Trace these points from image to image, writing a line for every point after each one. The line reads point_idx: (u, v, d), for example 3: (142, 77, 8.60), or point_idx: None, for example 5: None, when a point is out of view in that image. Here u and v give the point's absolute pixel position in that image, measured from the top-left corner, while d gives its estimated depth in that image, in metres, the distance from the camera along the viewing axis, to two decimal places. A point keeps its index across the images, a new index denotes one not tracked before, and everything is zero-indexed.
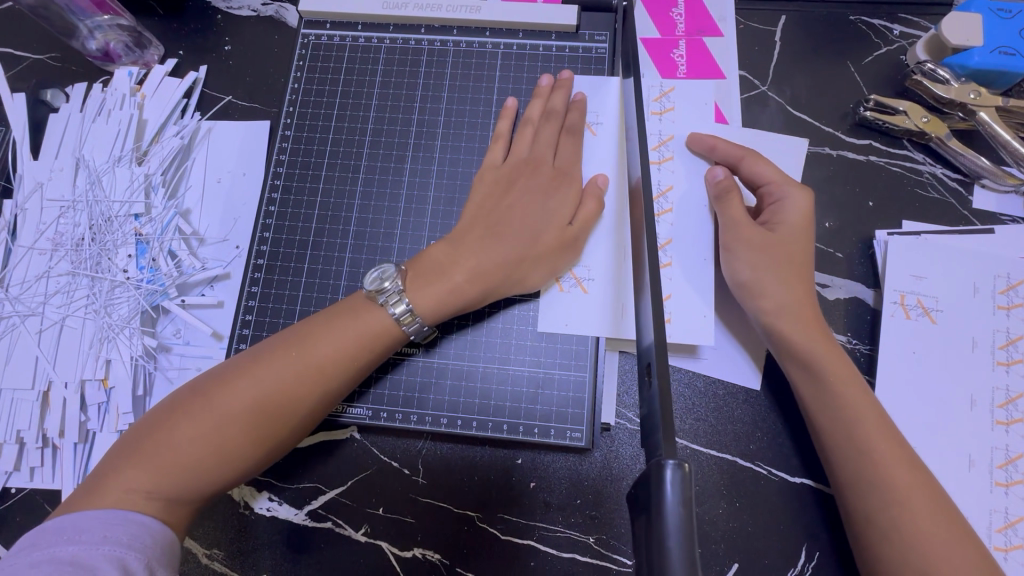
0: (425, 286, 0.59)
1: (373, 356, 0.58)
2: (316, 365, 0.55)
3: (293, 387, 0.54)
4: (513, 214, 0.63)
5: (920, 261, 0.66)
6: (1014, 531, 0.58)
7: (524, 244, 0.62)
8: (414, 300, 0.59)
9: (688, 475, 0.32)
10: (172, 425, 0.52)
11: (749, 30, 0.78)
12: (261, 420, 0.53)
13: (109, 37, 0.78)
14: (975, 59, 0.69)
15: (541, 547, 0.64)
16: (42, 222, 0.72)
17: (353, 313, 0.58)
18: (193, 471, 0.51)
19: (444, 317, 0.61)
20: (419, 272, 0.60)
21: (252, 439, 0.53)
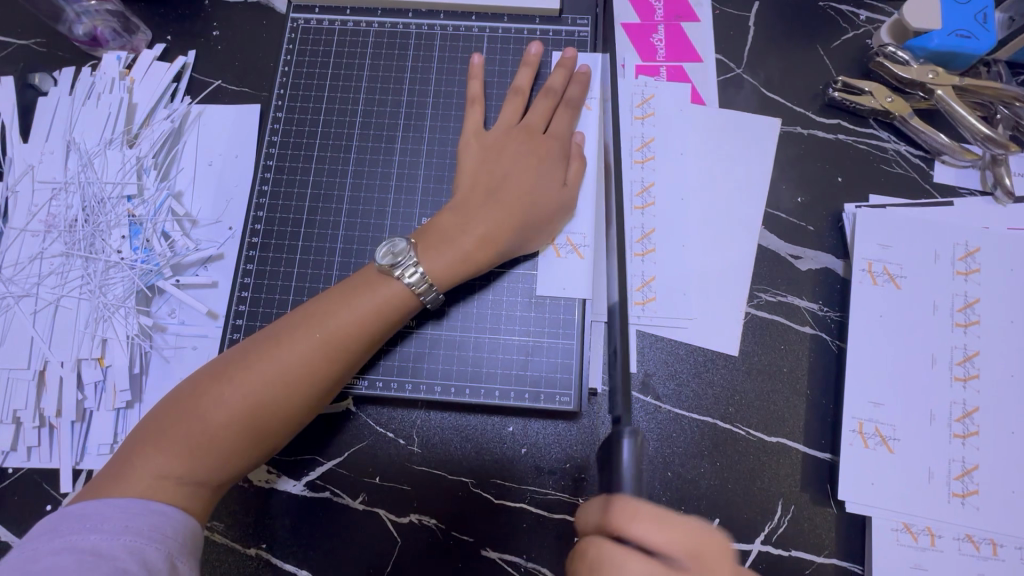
0: (436, 253, 0.62)
1: (388, 328, 0.60)
2: (333, 341, 0.57)
3: (314, 367, 0.56)
4: (506, 182, 0.65)
5: (885, 231, 0.70)
6: (970, 478, 0.63)
7: (521, 207, 0.64)
8: (427, 266, 0.61)
9: (640, 442, 0.45)
10: (197, 408, 0.54)
11: (725, 15, 0.81)
12: (284, 397, 0.55)
13: (97, 23, 0.80)
14: (933, 42, 0.73)
15: (532, 510, 0.66)
16: (34, 204, 0.72)
17: (365, 287, 0.60)
18: (222, 449, 0.53)
19: (458, 281, 0.63)
20: (428, 241, 0.62)
21: (276, 416, 0.55)
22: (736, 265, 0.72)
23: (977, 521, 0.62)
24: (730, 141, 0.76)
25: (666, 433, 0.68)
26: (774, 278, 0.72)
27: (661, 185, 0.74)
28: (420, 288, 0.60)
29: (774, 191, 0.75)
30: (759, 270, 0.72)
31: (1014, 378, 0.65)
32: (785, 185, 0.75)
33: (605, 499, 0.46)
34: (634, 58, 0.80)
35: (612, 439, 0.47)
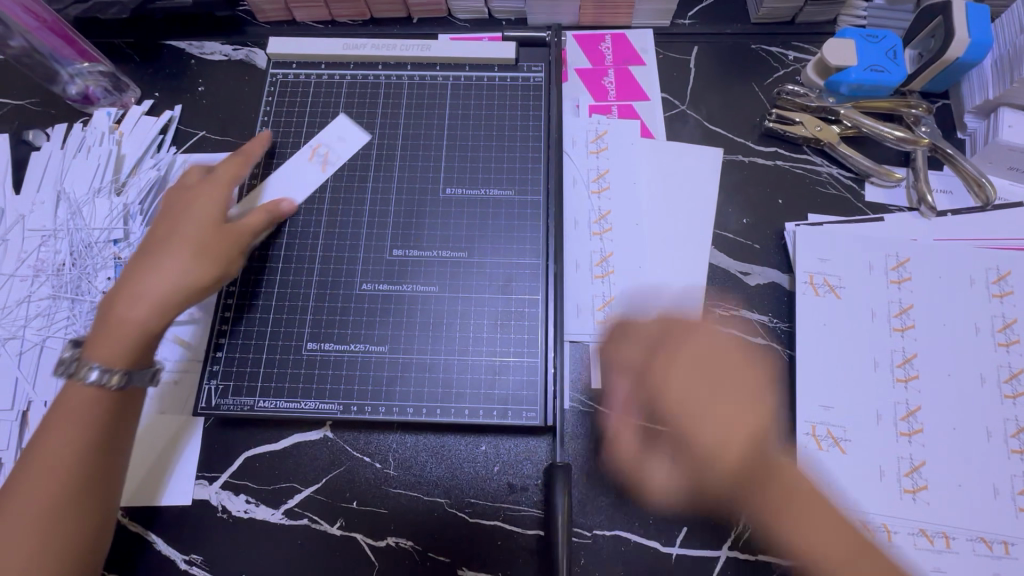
0: (120, 332, 0.58)
1: (124, 408, 0.59)
2: (103, 402, 0.58)
3: (87, 460, 0.56)
4: (143, 269, 0.61)
5: (824, 246, 0.76)
6: (919, 474, 0.67)
7: (186, 274, 0.61)
8: (95, 354, 0.58)
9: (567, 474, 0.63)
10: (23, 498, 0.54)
11: (668, 59, 0.90)
12: (78, 470, 0.56)
13: (88, 83, 0.85)
14: (852, 77, 0.80)
15: (507, 527, 0.68)
16: (24, 251, 0.76)
17: (109, 335, 0.58)
18: (32, 535, 0.53)
19: (142, 357, 0.60)
20: (110, 323, 0.59)
21: (77, 488, 0.55)
22: (690, 283, 0.77)
23: (928, 514, 0.65)
24: (678, 170, 0.82)
25: (632, 446, 0.71)
26: (726, 294, 0.77)
27: (616, 211, 0.80)
28: (112, 381, 0.57)
29: (721, 214, 0.81)
30: (711, 287, 0.77)
31: (951, 376, 0.70)
32: (730, 208, 0.81)
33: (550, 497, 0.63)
34: (587, 98, 0.87)
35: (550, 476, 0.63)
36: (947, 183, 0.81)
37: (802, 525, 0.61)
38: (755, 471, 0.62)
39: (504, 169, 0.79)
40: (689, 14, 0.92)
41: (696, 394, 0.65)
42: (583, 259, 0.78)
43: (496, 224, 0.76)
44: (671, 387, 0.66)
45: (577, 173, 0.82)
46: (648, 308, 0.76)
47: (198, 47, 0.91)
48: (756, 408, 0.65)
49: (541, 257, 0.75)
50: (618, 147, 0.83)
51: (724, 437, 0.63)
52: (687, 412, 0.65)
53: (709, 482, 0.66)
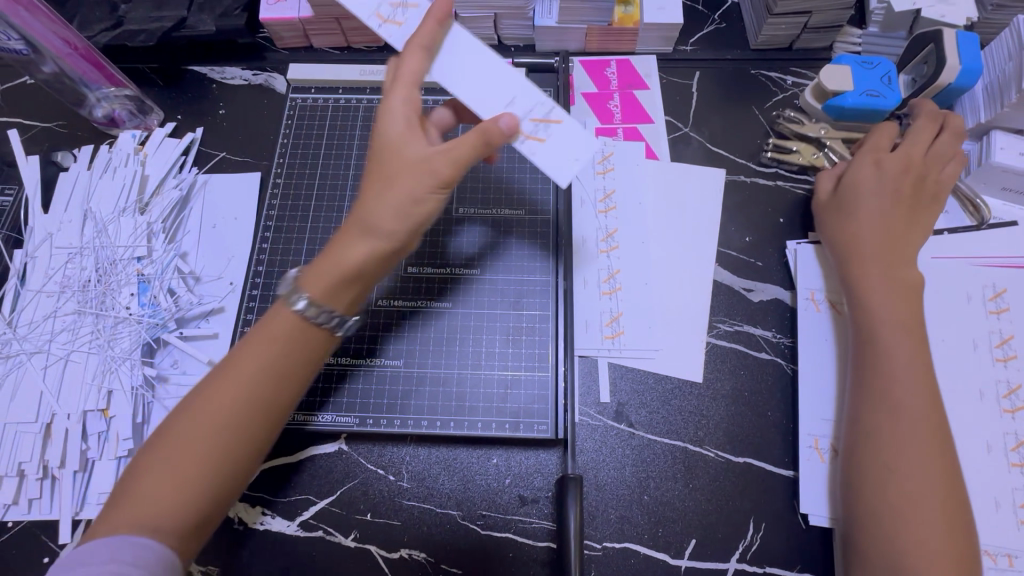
0: (318, 282, 0.56)
1: (304, 345, 0.57)
2: (275, 367, 0.55)
3: (244, 409, 0.53)
4: (375, 199, 0.57)
5: (824, 264, 0.78)
6: None
7: (410, 214, 0.57)
8: (305, 282, 0.57)
9: (578, 484, 0.65)
10: (130, 475, 0.52)
11: (671, 84, 0.93)
12: (236, 436, 0.53)
13: (114, 106, 0.88)
14: (848, 101, 0.84)
15: (518, 539, 0.69)
16: (51, 268, 0.79)
17: (263, 322, 0.56)
18: (162, 509, 0.50)
19: (348, 296, 0.57)
20: (316, 274, 0.56)
21: (236, 455, 0.53)
22: (695, 299, 0.79)
23: None
24: (682, 190, 0.85)
25: (641, 459, 0.72)
26: (730, 310, 0.79)
27: (622, 229, 0.83)
28: (316, 315, 0.56)
29: (724, 233, 0.83)
30: (715, 304, 0.79)
31: (951, 391, 0.72)
32: (733, 227, 0.84)
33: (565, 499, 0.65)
34: (594, 121, 0.91)
35: (562, 488, 0.65)
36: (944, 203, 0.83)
37: (904, 470, 0.61)
38: (896, 360, 0.65)
39: (514, 189, 0.82)
40: (690, 41, 0.96)
41: (888, 281, 0.69)
42: (591, 276, 0.80)
43: (506, 242, 0.79)
44: (843, 227, 0.74)
45: (584, 194, 0.85)
46: (654, 324, 0.78)
47: (219, 72, 0.95)
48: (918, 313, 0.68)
49: (551, 275, 0.77)
50: (624, 167, 0.86)
51: (902, 307, 0.68)
52: (875, 302, 0.68)
53: (855, 404, 0.66)
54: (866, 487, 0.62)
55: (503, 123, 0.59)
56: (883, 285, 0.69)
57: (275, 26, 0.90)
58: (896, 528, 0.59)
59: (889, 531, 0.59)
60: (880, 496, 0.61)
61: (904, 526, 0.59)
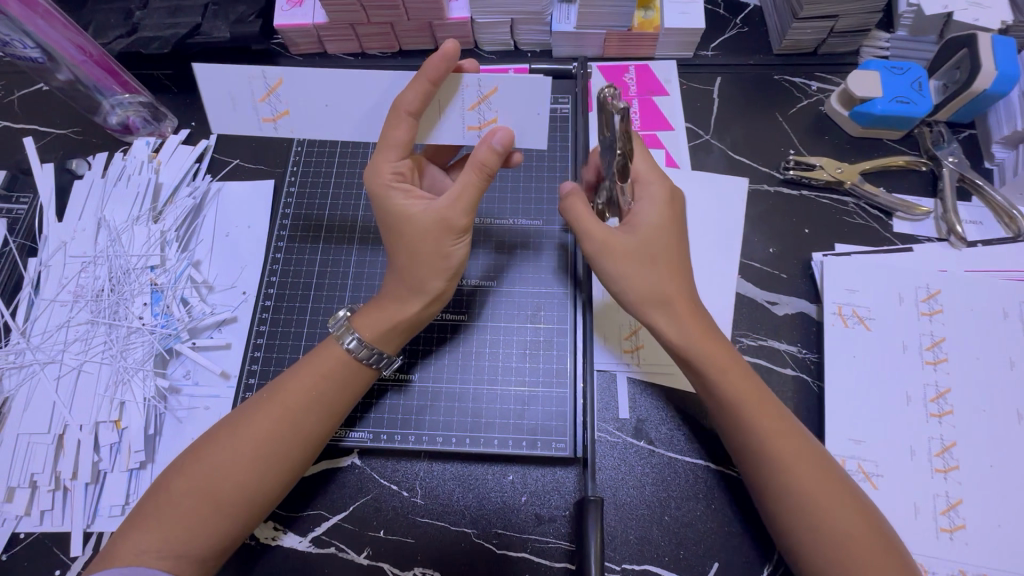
0: (371, 324, 0.64)
1: (347, 380, 0.63)
2: (319, 401, 0.61)
3: (274, 433, 0.59)
4: (411, 261, 0.63)
5: (852, 277, 0.75)
6: (956, 512, 0.65)
7: (444, 270, 0.63)
8: (359, 329, 0.64)
9: (599, 505, 0.63)
10: (165, 486, 0.57)
11: (691, 89, 0.91)
12: (271, 463, 0.58)
13: (129, 113, 0.88)
14: (877, 108, 0.81)
15: (533, 559, 0.68)
16: (64, 276, 0.78)
17: (311, 360, 0.63)
18: (194, 525, 0.55)
19: (396, 341, 0.65)
20: (367, 322, 0.64)
21: (268, 479, 0.58)
22: (718, 312, 0.77)
23: (968, 556, 0.64)
24: (704, 198, 0.83)
25: (661, 477, 0.70)
26: (753, 324, 0.77)
27: None
28: (364, 354, 0.63)
29: (747, 243, 0.81)
30: (738, 317, 0.77)
31: (986, 412, 0.69)
32: (756, 238, 0.81)
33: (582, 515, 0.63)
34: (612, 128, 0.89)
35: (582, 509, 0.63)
36: (976, 214, 0.80)
37: (815, 494, 0.56)
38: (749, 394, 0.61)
39: (531, 198, 0.80)
40: (711, 46, 0.93)
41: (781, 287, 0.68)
42: None
43: (523, 253, 0.77)
44: None
45: None
46: None
47: None
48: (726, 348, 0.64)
49: (569, 286, 0.75)
50: None
51: (713, 351, 0.62)
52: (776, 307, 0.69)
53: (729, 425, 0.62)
54: (785, 509, 0.57)
55: (497, 145, 0.60)
56: (664, 330, 0.63)
57: (289, 32, 0.90)
58: (795, 538, 0.57)
59: (809, 547, 0.56)
60: (788, 514, 0.57)
61: (824, 543, 0.55)
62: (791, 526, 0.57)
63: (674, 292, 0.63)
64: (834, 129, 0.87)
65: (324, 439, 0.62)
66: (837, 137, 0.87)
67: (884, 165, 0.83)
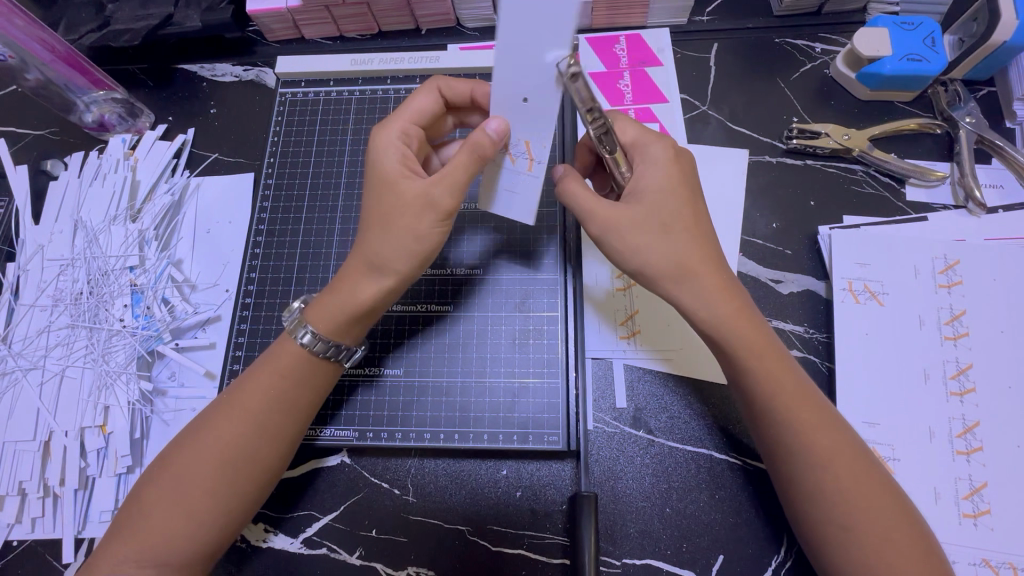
0: (322, 309, 0.59)
1: (315, 374, 0.60)
2: (281, 402, 0.58)
3: (238, 437, 0.56)
4: (379, 237, 0.57)
5: (863, 250, 0.71)
6: (980, 497, 0.61)
7: (415, 251, 0.57)
8: (312, 321, 0.59)
9: (592, 500, 0.60)
10: (138, 501, 0.55)
11: (686, 58, 0.86)
12: (240, 470, 0.56)
13: (104, 110, 0.85)
14: (886, 68, 0.75)
15: (530, 555, 0.65)
16: (43, 280, 0.77)
17: (270, 357, 0.60)
18: (168, 538, 0.53)
19: (353, 331, 0.60)
20: (323, 306, 0.59)
21: (238, 489, 0.56)
22: None
23: (992, 542, 0.60)
24: (702, 173, 0.78)
25: (662, 467, 0.67)
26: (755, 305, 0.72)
27: None
28: (318, 347, 0.59)
29: (748, 219, 0.76)
30: None
31: (1011, 388, 0.65)
32: (759, 213, 0.77)
33: (576, 510, 0.61)
34: (602, 103, 0.84)
35: (579, 509, 0.61)
36: (996, 177, 0.75)
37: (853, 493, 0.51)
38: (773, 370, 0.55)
39: None
40: (706, 10, 0.88)
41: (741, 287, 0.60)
42: (603, 272, 0.74)
43: (510, 239, 0.74)
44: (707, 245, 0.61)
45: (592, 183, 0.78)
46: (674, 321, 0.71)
47: (209, 70, 0.91)
48: (756, 324, 0.56)
49: (559, 272, 0.72)
50: None
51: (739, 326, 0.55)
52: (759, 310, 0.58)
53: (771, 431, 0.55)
54: (827, 514, 0.51)
55: (492, 130, 0.56)
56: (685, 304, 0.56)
57: (263, 16, 0.86)
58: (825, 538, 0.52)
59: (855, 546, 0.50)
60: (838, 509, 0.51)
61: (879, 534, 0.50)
62: (829, 530, 0.51)
63: (694, 259, 0.56)
64: (841, 93, 0.82)
65: (292, 441, 0.59)
66: (843, 101, 0.81)
67: (894, 131, 0.78)
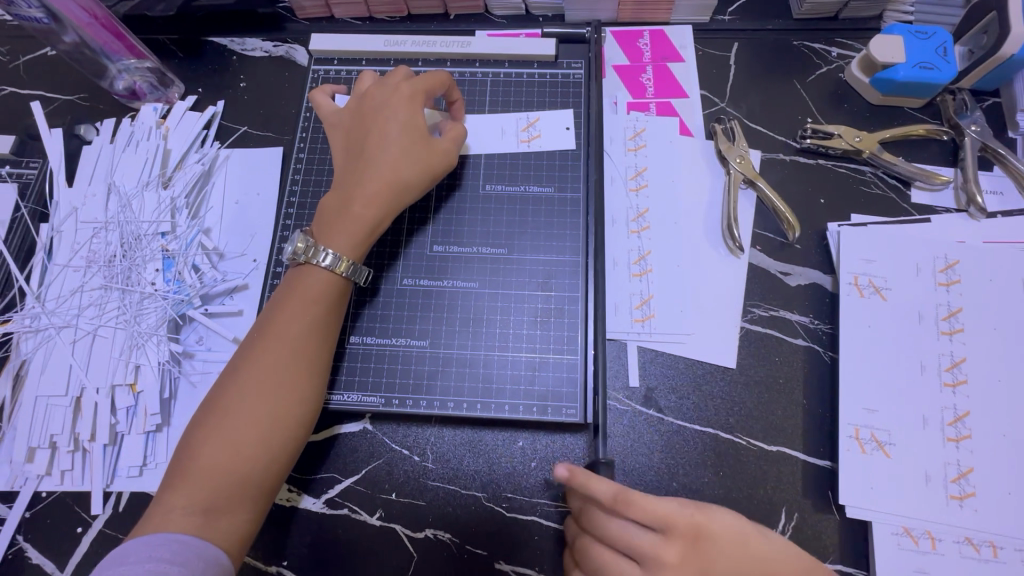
0: (337, 229, 0.65)
1: (337, 297, 0.65)
2: (314, 330, 0.62)
3: (279, 366, 0.60)
4: (394, 161, 0.67)
5: (869, 247, 0.75)
6: (966, 480, 0.66)
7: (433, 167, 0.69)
8: (332, 245, 0.65)
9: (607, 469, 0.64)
10: (187, 446, 0.58)
11: (707, 56, 0.89)
12: (282, 399, 0.59)
13: (136, 78, 0.87)
14: (900, 75, 0.79)
15: (542, 521, 0.69)
16: (76, 242, 0.79)
17: (295, 290, 0.64)
18: (217, 476, 0.56)
19: (367, 248, 0.68)
20: (334, 223, 0.66)
21: (279, 419, 0.59)
22: (732, 280, 0.76)
23: (977, 523, 0.64)
24: (718, 168, 0.82)
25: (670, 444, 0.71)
26: (764, 295, 0.76)
27: (654, 209, 0.80)
28: (342, 267, 0.64)
29: (762, 213, 0.80)
30: (751, 287, 0.76)
31: (1000, 381, 0.69)
32: None
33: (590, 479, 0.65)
34: (625, 95, 0.87)
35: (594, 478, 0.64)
36: (997, 184, 0.79)
37: None
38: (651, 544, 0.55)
39: (542, 165, 0.79)
40: (729, 11, 0.91)
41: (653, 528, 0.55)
42: (621, 258, 0.78)
43: (533, 222, 0.77)
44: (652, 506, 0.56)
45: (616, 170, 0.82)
46: (687, 306, 0.75)
47: (239, 44, 0.93)
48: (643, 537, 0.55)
49: (580, 255, 0.75)
50: (657, 144, 0.83)
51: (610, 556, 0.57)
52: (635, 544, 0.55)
53: None
54: None
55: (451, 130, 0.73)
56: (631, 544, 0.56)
57: None
58: None
59: None
60: None
61: None
62: None
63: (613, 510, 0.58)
64: (854, 97, 0.85)
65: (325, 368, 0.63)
66: (857, 105, 0.85)
67: (904, 136, 0.81)
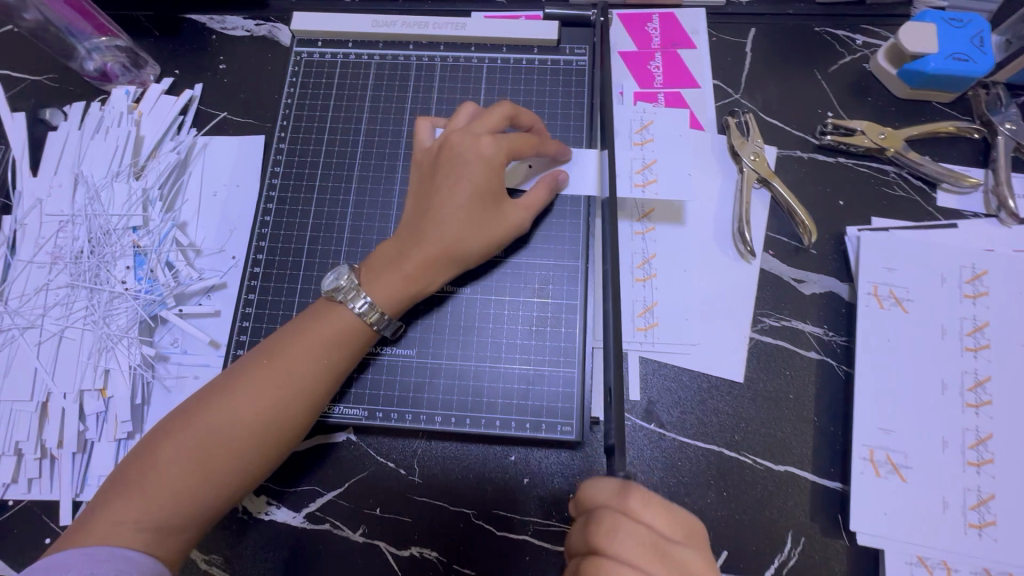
0: (380, 280, 0.61)
1: (355, 338, 0.60)
2: (326, 370, 0.58)
3: (278, 400, 0.56)
4: (461, 226, 0.61)
5: (890, 254, 0.69)
6: (987, 508, 0.62)
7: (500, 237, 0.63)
8: (372, 292, 0.60)
9: None
10: (150, 450, 0.54)
11: (721, 42, 0.82)
12: (272, 434, 0.55)
13: (107, 58, 0.81)
14: (930, 66, 0.72)
15: (534, 542, 0.65)
16: (42, 236, 0.74)
17: (314, 322, 0.59)
18: (179, 494, 0.52)
19: (406, 307, 0.63)
20: (376, 271, 0.62)
21: (262, 453, 0.55)
22: (741, 288, 0.71)
23: (996, 553, 0.60)
24: (731, 165, 0.76)
25: (671, 462, 0.66)
26: (775, 304, 0.71)
27: (660, 210, 0.75)
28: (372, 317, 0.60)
29: (775, 215, 0.74)
30: (762, 295, 0.71)
31: None
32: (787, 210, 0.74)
33: None
34: (632, 85, 0.81)
35: None
36: None
37: None
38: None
39: None
40: None
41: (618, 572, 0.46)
42: (624, 262, 0.73)
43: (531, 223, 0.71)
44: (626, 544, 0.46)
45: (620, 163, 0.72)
46: (693, 315, 0.70)
47: (219, 22, 0.86)
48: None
49: (580, 258, 0.70)
50: (667, 137, 0.74)
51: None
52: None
53: None
54: None
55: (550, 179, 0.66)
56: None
57: None
58: None
59: None
60: None
61: None
62: None
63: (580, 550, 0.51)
64: (879, 89, 0.79)
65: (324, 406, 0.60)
66: (881, 99, 0.79)
67: (931, 133, 0.75)
